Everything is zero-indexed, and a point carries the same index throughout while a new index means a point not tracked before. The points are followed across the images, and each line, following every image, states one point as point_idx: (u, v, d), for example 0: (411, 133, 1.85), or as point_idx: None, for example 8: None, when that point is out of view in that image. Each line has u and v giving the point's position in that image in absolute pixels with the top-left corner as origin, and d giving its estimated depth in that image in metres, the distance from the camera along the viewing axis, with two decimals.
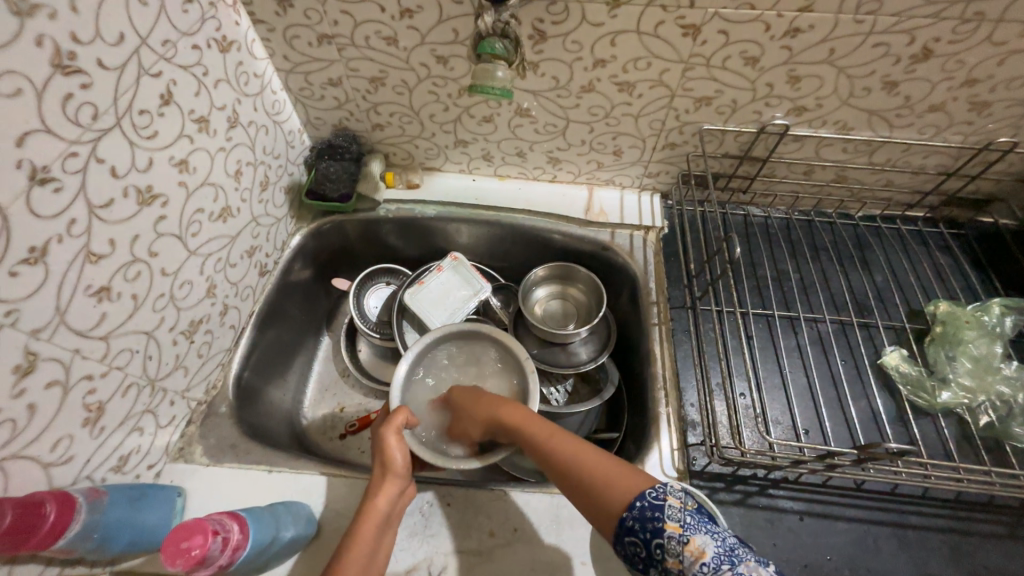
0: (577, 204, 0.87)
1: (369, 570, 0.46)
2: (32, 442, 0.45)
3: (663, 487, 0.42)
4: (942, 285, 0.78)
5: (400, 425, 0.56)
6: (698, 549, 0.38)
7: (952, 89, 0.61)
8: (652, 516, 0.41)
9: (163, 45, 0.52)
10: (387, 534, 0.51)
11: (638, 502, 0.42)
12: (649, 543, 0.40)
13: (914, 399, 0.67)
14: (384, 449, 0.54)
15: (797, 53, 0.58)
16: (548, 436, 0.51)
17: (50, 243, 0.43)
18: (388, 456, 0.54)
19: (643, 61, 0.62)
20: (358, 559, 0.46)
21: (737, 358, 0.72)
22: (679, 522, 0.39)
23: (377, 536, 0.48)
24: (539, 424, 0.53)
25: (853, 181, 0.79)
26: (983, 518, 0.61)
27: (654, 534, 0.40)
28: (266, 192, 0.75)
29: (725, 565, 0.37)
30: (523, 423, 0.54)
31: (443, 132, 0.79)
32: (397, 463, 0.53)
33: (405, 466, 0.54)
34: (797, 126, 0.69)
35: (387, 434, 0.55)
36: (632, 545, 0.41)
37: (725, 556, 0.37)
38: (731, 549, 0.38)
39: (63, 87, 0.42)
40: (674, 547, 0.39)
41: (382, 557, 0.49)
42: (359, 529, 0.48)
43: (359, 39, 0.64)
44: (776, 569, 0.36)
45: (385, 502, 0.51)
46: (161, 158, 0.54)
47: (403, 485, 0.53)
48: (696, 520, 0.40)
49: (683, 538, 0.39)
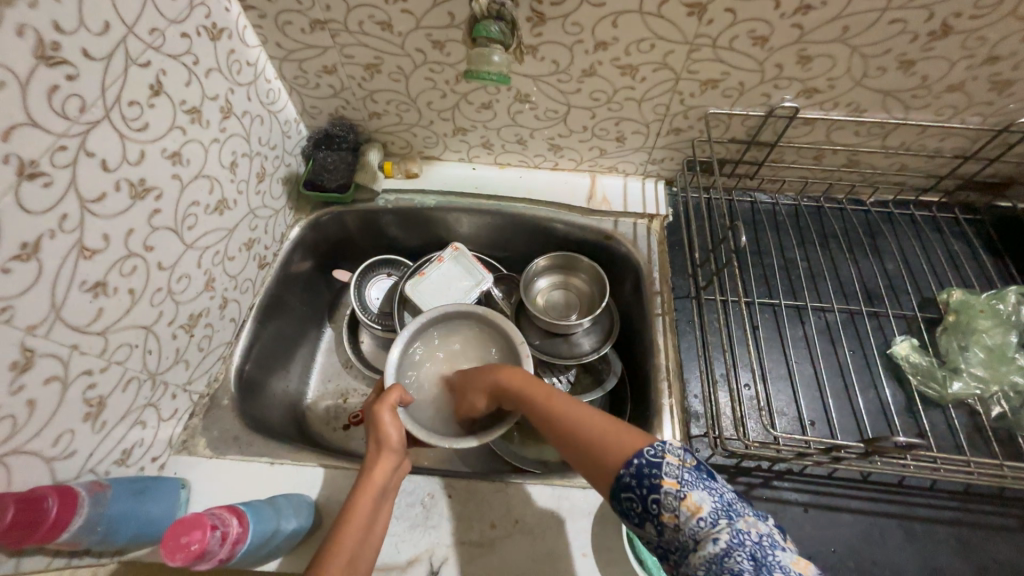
0: (579, 192, 0.85)
1: (364, 544, 0.47)
2: (33, 437, 0.45)
3: (661, 444, 0.41)
4: (956, 273, 0.76)
5: (394, 403, 0.56)
6: (695, 504, 0.38)
7: (972, 68, 0.58)
8: (649, 473, 0.40)
9: (151, 34, 0.51)
10: (385, 507, 0.51)
11: (636, 460, 0.41)
12: (645, 498, 0.40)
13: (924, 390, 0.66)
14: (379, 425, 0.54)
15: (808, 32, 0.56)
16: (544, 403, 0.51)
17: (42, 239, 0.43)
18: (383, 433, 0.53)
19: (646, 43, 0.60)
20: (354, 533, 0.46)
21: (741, 349, 0.70)
22: (676, 478, 0.39)
23: (374, 509, 0.49)
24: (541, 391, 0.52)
25: (865, 165, 0.76)
26: (993, 510, 0.60)
27: (651, 490, 0.39)
28: (263, 183, 0.74)
29: (721, 520, 0.37)
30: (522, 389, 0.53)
31: (441, 120, 0.77)
32: (392, 437, 0.53)
33: (400, 441, 0.54)
34: (807, 108, 0.67)
35: (381, 412, 0.55)
36: (628, 500, 0.41)
37: (722, 510, 0.38)
38: (728, 504, 0.38)
39: (48, 79, 0.41)
40: (671, 502, 0.38)
41: (380, 529, 0.49)
42: (357, 502, 0.49)
43: (352, 25, 0.63)
44: (772, 522, 0.38)
45: (379, 477, 0.51)
46: (153, 151, 0.53)
47: (398, 459, 0.53)
48: (694, 476, 0.39)
49: (681, 494, 0.38)
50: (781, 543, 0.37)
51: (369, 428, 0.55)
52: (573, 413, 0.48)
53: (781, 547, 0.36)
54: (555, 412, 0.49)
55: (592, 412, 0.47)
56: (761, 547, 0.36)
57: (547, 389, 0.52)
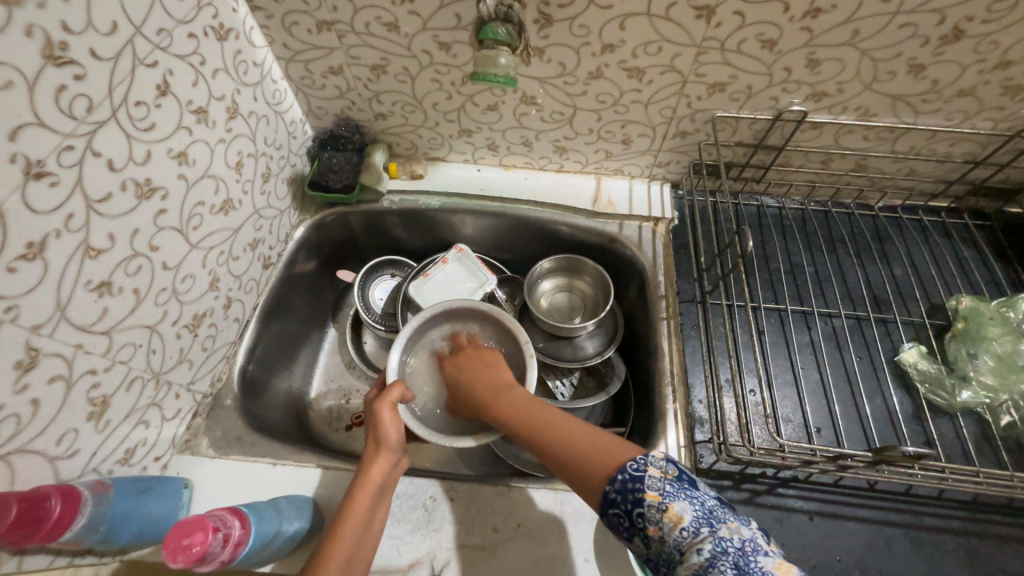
0: (584, 194, 0.84)
1: (362, 541, 0.48)
2: (38, 436, 0.45)
3: (643, 458, 0.41)
4: (965, 279, 0.75)
5: (396, 400, 0.55)
6: (678, 515, 0.38)
7: (984, 72, 0.58)
8: (632, 488, 0.40)
9: (158, 34, 0.51)
10: (384, 503, 0.51)
11: (619, 475, 0.41)
12: (629, 513, 0.39)
13: (933, 398, 0.65)
14: (379, 422, 0.53)
15: (818, 35, 0.55)
16: (531, 415, 0.50)
17: (48, 238, 0.43)
18: (382, 431, 0.52)
19: (654, 46, 0.59)
20: (351, 531, 0.47)
21: (747, 354, 0.70)
22: (658, 490, 0.39)
23: (371, 510, 0.49)
24: (527, 406, 0.51)
25: (874, 170, 0.76)
26: (1001, 521, 0.59)
27: (634, 505, 0.39)
28: (268, 184, 0.74)
29: (705, 528, 0.37)
30: (509, 399, 0.52)
31: (447, 121, 0.77)
32: (390, 437, 0.52)
33: (399, 440, 0.53)
34: (815, 112, 0.66)
35: (381, 410, 0.53)
36: (615, 516, 0.40)
37: (705, 519, 0.37)
38: (710, 512, 0.38)
39: (56, 79, 0.42)
40: (654, 515, 0.38)
41: (377, 528, 0.50)
42: (353, 502, 0.49)
43: (359, 26, 0.63)
44: (752, 526, 0.37)
45: (377, 478, 0.51)
46: (159, 151, 0.53)
47: (398, 457, 0.53)
48: (676, 486, 0.39)
49: (663, 506, 0.38)
50: (764, 546, 0.37)
51: (368, 422, 0.54)
52: (560, 429, 0.47)
53: (763, 550, 0.36)
54: (541, 427, 0.48)
55: (582, 428, 0.47)
56: (744, 554, 0.36)
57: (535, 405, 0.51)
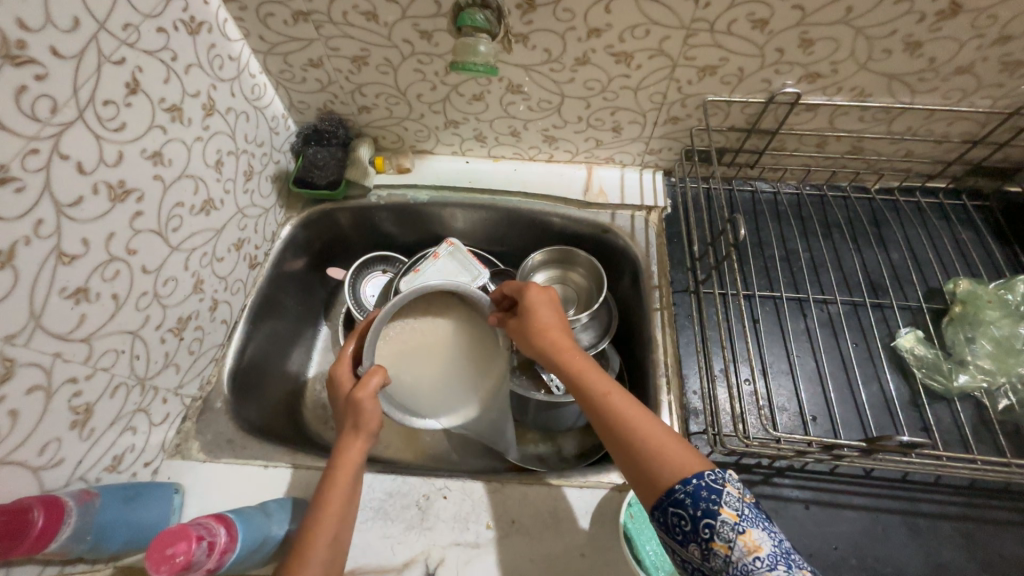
0: (575, 184, 0.82)
1: (345, 524, 0.49)
2: (18, 448, 0.44)
3: (722, 473, 0.40)
4: (962, 260, 0.74)
5: (375, 388, 0.53)
6: (754, 542, 0.36)
7: (982, 48, 0.56)
8: (707, 497, 0.38)
9: (125, 30, 0.49)
10: (360, 483, 0.53)
11: (695, 480, 0.39)
12: (697, 520, 0.38)
13: (928, 382, 0.64)
14: (358, 410, 0.52)
15: (809, 14, 0.54)
16: (606, 392, 0.47)
17: (17, 246, 0.42)
18: (363, 419, 0.52)
19: (641, 28, 0.57)
20: (335, 516, 0.48)
21: (741, 343, 0.69)
22: (737, 510, 0.37)
23: (351, 491, 0.50)
24: (598, 374, 0.49)
25: (870, 152, 0.74)
26: (1000, 506, 0.59)
27: (706, 514, 0.38)
28: (251, 181, 0.72)
29: (779, 566, 0.35)
30: (585, 369, 0.49)
31: (432, 113, 0.75)
32: (370, 423, 0.53)
33: (377, 424, 0.54)
34: (809, 94, 0.64)
35: (360, 398, 0.52)
36: (676, 516, 0.39)
37: (781, 556, 0.36)
38: (786, 551, 0.36)
39: (16, 79, 0.40)
40: (727, 532, 0.37)
41: (354, 514, 0.51)
42: (332, 489, 0.49)
43: (337, 15, 0.61)
44: None
45: (354, 463, 0.51)
46: (132, 152, 0.51)
47: (371, 440, 0.53)
48: (753, 513, 0.38)
49: (739, 527, 0.37)
50: None
51: (344, 407, 0.53)
52: (634, 412, 0.45)
53: None
54: (618, 410, 0.46)
55: (656, 423, 0.45)
56: None
57: (607, 376, 0.49)
